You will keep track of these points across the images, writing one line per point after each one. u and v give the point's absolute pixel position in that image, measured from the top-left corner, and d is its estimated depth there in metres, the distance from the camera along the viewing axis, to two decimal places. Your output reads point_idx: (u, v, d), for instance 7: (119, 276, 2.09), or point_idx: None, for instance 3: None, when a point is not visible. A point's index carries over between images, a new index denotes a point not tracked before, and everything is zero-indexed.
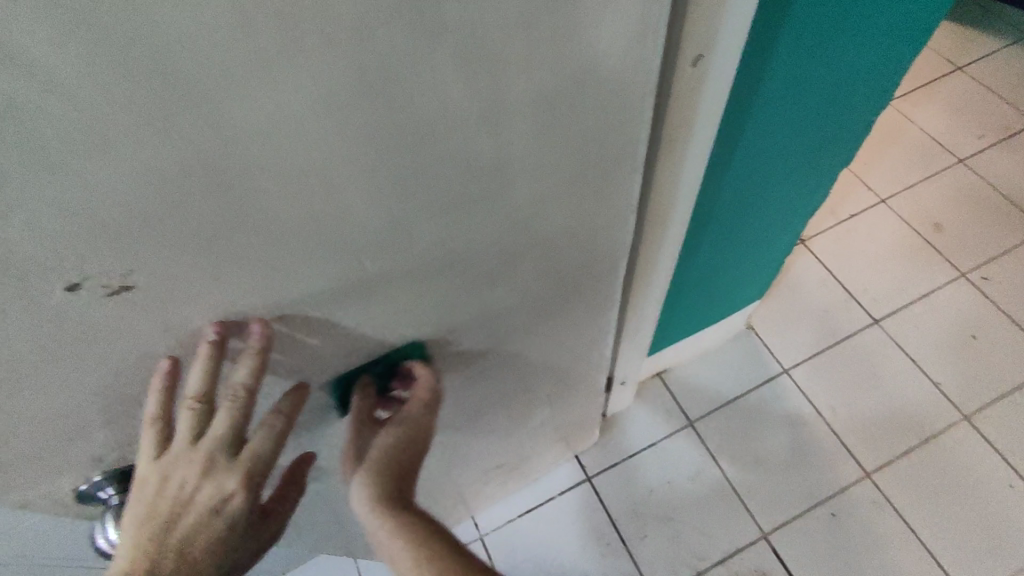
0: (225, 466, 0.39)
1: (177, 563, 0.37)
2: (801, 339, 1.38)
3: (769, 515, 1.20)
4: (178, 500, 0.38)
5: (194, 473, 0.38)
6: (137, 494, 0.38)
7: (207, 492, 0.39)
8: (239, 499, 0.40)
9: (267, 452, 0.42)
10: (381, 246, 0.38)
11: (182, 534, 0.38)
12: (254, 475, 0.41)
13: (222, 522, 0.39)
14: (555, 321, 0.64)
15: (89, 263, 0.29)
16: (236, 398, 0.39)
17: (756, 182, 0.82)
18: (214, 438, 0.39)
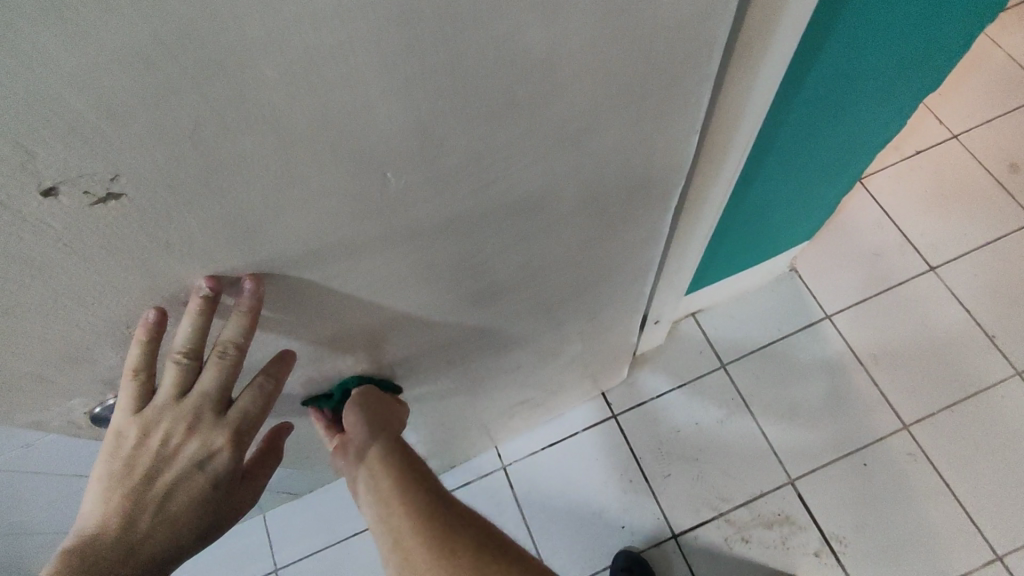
0: (209, 424, 0.40)
1: (159, 513, 0.40)
2: (848, 283, 1.31)
3: (797, 461, 1.18)
4: (161, 453, 0.39)
5: (179, 429, 0.39)
6: (118, 442, 0.39)
7: (190, 447, 0.40)
8: (224, 455, 0.41)
9: (255, 412, 0.42)
10: (409, 160, 0.32)
11: (164, 485, 0.40)
12: (241, 432, 0.42)
13: (206, 474, 0.41)
14: (595, 252, 0.59)
15: (68, 166, 0.23)
16: (225, 355, 0.38)
17: (828, 107, 0.73)
18: (199, 397, 0.39)
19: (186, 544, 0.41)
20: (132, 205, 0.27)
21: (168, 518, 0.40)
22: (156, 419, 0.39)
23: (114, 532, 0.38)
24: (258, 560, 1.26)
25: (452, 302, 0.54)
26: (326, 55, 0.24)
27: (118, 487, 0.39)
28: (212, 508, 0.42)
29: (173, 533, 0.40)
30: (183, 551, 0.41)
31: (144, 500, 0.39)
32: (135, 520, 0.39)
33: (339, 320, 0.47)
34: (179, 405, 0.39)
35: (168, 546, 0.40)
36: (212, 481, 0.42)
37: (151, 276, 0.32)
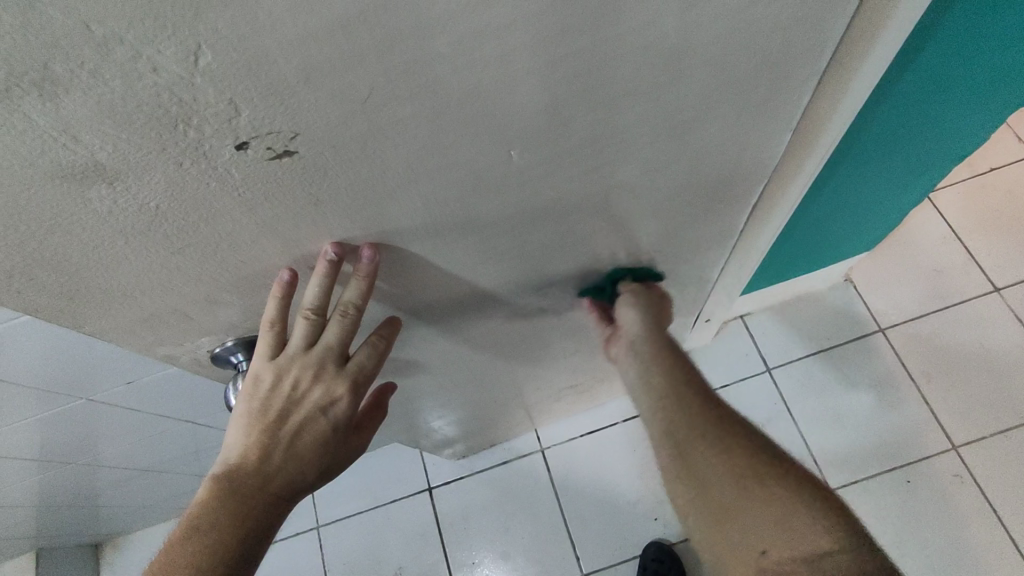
0: (331, 376, 0.47)
1: (290, 447, 0.48)
2: (906, 298, 1.29)
3: (839, 472, 1.19)
4: (291, 397, 0.47)
5: (307, 377, 0.46)
6: (255, 385, 0.46)
7: (314, 395, 0.47)
8: (343, 403, 0.49)
9: (369, 367, 0.49)
10: (534, 135, 0.35)
11: (292, 425, 0.48)
12: (357, 383, 0.49)
13: (327, 416, 0.49)
14: (672, 243, 0.61)
15: (261, 121, 0.27)
16: (345, 315, 0.43)
17: (911, 119, 0.73)
18: (324, 350, 0.45)
19: (310, 471, 0.50)
20: (300, 161, 0.30)
21: (298, 450, 0.49)
22: (287, 367, 0.45)
23: (255, 461, 0.47)
24: (302, 515, 1.34)
25: (534, 280, 0.56)
26: (490, 35, 0.27)
27: (256, 424, 0.47)
28: (330, 444, 0.51)
29: (300, 463, 0.49)
30: (308, 477, 0.50)
31: (277, 436, 0.48)
32: (270, 452, 0.48)
33: (433, 287, 0.50)
34: (307, 356, 0.45)
35: (297, 472, 0.49)
36: (331, 423, 0.49)
37: (295, 231, 0.35)
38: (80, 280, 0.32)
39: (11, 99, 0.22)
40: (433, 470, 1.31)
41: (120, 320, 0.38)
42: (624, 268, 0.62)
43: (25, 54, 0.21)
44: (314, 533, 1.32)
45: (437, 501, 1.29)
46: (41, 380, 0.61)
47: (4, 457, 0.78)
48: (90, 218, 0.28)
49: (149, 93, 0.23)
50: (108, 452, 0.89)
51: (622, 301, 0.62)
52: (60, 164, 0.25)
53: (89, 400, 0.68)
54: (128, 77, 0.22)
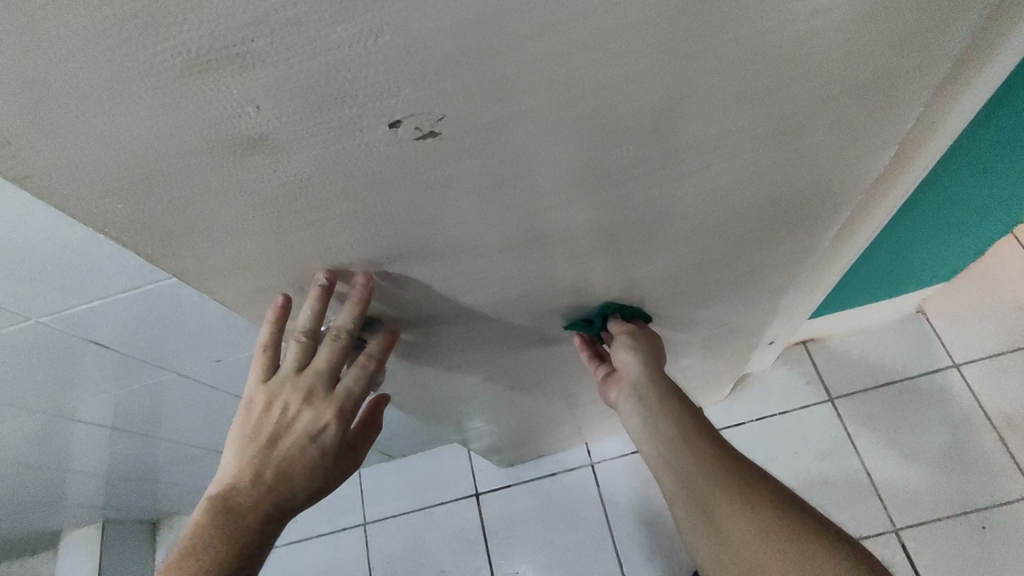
0: (319, 399, 0.51)
1: (280, 468, 0.53)
2: (983, 334, 1.25)
3: (905, 511, 1.15)
4: (281, 419, 0.52)
5: (297, 398, 0.51)
6: (251, 406, 0.52)
7: (303, 418, 0.52)
8: (331, 425, 0.53)
9: (358, 390, 0.52)
10: (653, 131, 0.36)
11: (283, 446, 0.53)
12: (344, 406, 0.52)
13: (317, 438, 0.53)
14: (756, 256, 0.61)
15: (415, 101, 0.28)
16: (336, 338, 0.47)
17: (1011, 148, 0.71)
18: (313, 374, 0.49)
19: (300, 494, 0.55)
20: (440, 142, 0.31)
21: (288, 472, 0.53)
22: (280, 387, 0.50)
23: (248, 480, 0.52)
24: (349, 510, 1.36)
25: (616, 284, 0.57)
26: (631, 30, 0.28)
27: (252, 443, 0.53)
28: (320, 465, 0.55)
29: (289, 486, 0.54)
30: (296, 500, 0.55)
31: (268, 457, 0.53)
32: (261, 472, 0.53)
33: (521, 282, 0.51)
34: (299, 379, 0.50)
35: (286, 493, 0.54)
36: (321, 444, 0.54)
37: (413, 217, 0.37)
38: (221, 249, 0.35)
39: (209, 68, 0.24)
40: (481, 475, 1.32)
41: (242, 289, 0.40)
42: (703, 279, 0.62)
43: (232, 28, 0.23)
44: (359, 530, 1.34)
45: (483, 507, 1.29)
46: (142, 351, 0.65)
47: (90, 423, 0.83)
48: (245, 189, 0.31)
49: (322, 71, 0.25)
50: (184, 426, 0.94)
51: (619, 342, 0.63)
52: (234, 132, 0.27)
53: (177, 375, 0.73)
54: (313, 52, 0.25)
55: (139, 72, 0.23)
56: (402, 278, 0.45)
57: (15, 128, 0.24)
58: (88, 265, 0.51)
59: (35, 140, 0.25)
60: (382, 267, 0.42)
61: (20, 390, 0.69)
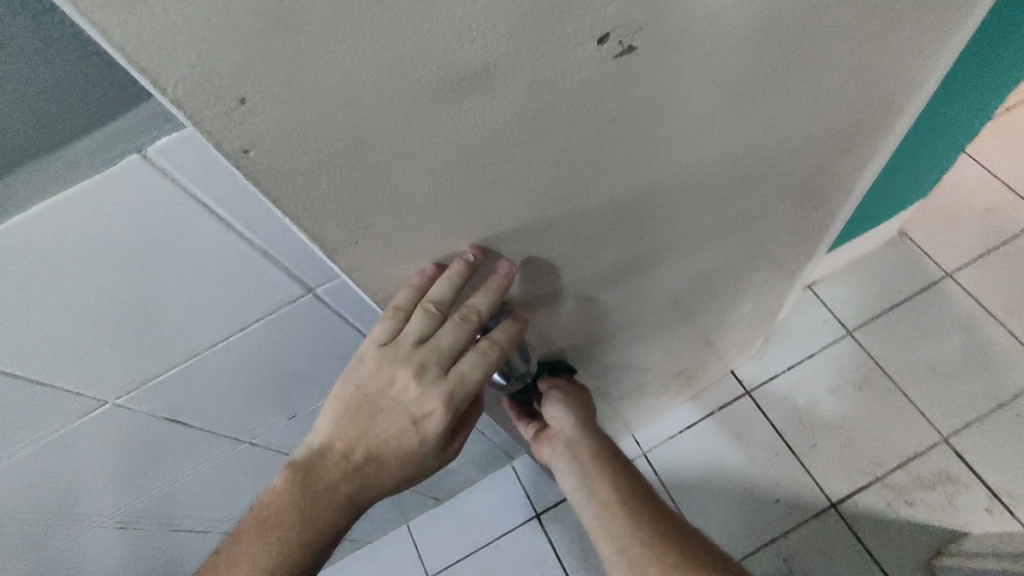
0: (428, 382, 0.42)
1: (372, 450, 0.44)
2: (965, 242, 1.34)
3: (948, 419, 1.18)
4: (385, 395, 0.42)
5: (406, 375, 0.41)
6: (355, 372, 0.43)
7: (406, 399, 0.42)
8: (436, 416, 0.43)
9: (474, 379, 0.43)
10: (799, 27, 0.35)
11: (381, 425, 0.44)
12: (453, 397, 0.42)
13: (417, 427, 0.44)
14: (822, 178, 0.62)
15: (629, 7, 0.27)
16: (467, 317, 0.41)
17: (993, 47, 0.77)
18: (430, 349, 0.40)
19: (383, 483, 0.46)
20: (631, 59, 0.30)
21: (377, 457, 0.44)
22: (391, 360, 0.41)
23: (335, 455, 0.44)
24: (408, 568, 1.26)
25: (708, 227, 0.56)
26: None
27: (345, 414, 0.44)
28: (413, 458, 0.46)
29: (376, 471, 0.45)
30: (379, 488, 0.46)
31: (360, 436, 0.44)
32: (350, 449, 0.44)
33: (634, 238, 0.49)
34: (413, 353, 0.40)
35: (371, 478, 0.45)
36: (419, 435, 0.44)
37: (579, 161, 0.35)
38: (389, 224, 0.31)
39: None
40: (536, 494, 1.26)
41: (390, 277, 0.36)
42: (775, 212, 0.63)
43: None
44: None
45: (547, 526, 1.23)
46: (218, 421, 0.57)
47: (141, 534, 0.71)
48: (447, 140, 0.28)
49: None
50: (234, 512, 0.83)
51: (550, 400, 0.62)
52: (461, 60, 0.24)
53: (249, 445, 0.63)
54: None
55: None
56: (537, 247, 0.42)
57: (254, 73, 0.20)
58: (217, 286, 0.42)
59: (269, 92, 0.21)
60: (524, 234, 0.39)
61: (64, 505, 0.57)
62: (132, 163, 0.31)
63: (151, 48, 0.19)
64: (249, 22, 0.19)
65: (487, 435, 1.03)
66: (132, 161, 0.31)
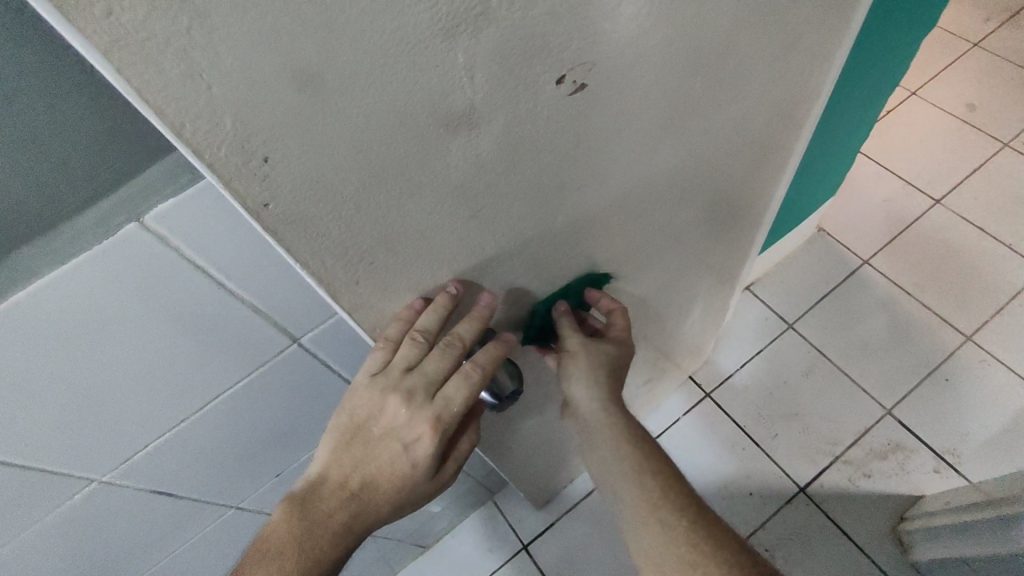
0: (416, 409, 0.43)
1: (366, 478, 0.45)
2: (873, 231, 1.48)
3: (888, 393, 1.28)
4: (376, 423, 0.44)
5: (395, 403, 0.43)
6: (348, 403, 0.44)
7: (396, 426, 0.43)
8: (425, 440, 0.44)
9: (459, 403, 0.44)
10: (717, 56, 0.41)
11: (373, 451, 0.45)
12: (440, 422, 0.44)
13: (408, 452, 0.45)
14: (748, 185, 0.69)
15: (580, 51, 0.31)
16: (451, 344, 0.42)
17: (870, 60, 0.89)
18: (416, 377, 0.42)
19: (379, 510, 0.47)
20: (584, 95, 0.34)
21: (370, 486, 0.45)
22: (380, 388, 0.42)
23: (329, 486, 0.45)
24: None
25: (658, 238, 0.61)
26: None
27: (339, 444, 0.45)
28: (406, 484, 0.46)
29: (370, 500, 0.46)
30: (375, 515, 0.47)
31: (353, 465, 0.45)
32: (344, 480, 0.45)
33: (596, 255, 0.53)
34: (401, 381, 0.42)
35: (366, 507, 0.46)
36: (411, 460, 0.45)
37: (547, 189, 0.39)
38: (384, 258, 0.34)
39: (451, 35, 0.25)
40: (521, 525, 1.24)
41: (383, 309, 0.39)
42: (713, 219, 0.69)
43: None
44: None
45: (536, 555, 1.20)
46: (207, 488, 0.56)
47: None
48: (435, 177, 0.31)
49: (528, 27, 0.28)
50: None
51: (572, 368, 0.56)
52: (447, 107, 0.28)
53: (238, 510, 0.62)
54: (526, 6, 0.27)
55: (396, 48, 0.24)
56: (513, 270, 0.45)
57: (275, 132, 0.24)
58: (209, 345, 0.43)
59: (289, 150, 0.25)
60: (502, 259, 0.42)
61: None
62: (131, 232, 0.34)
63: (195, 121, 0.22)
64: (277, 92, 0.22)
65: (469, 471, 1.04)
66: (131, 230, 0.34)
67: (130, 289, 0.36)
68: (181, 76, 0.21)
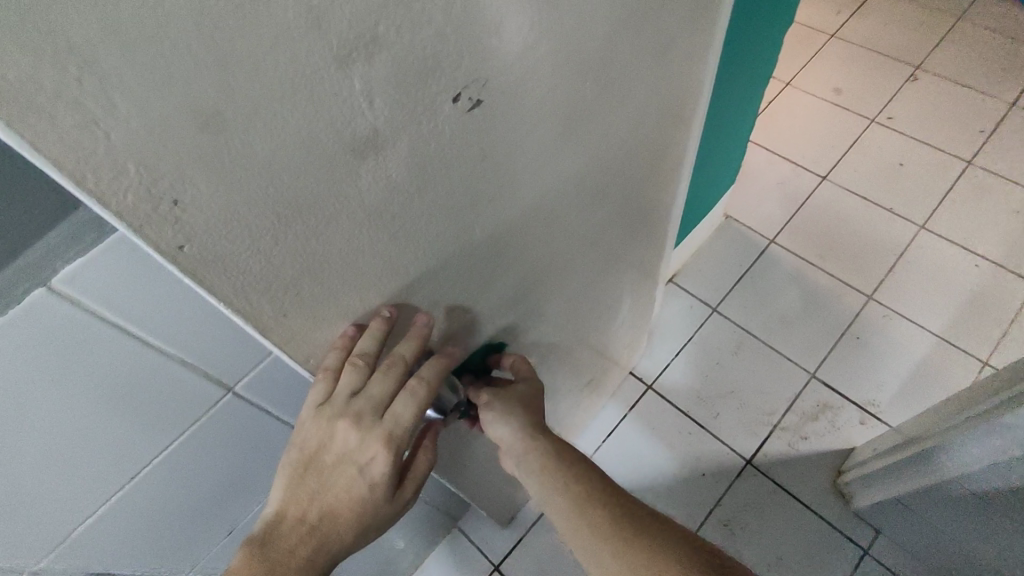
0: (367, 430, 0.43)
1: (325, 509, 0.45)
2: (774, 212, 1.60)
3: (810, 358, 1.38)
4: (328, 451, 0.44)
5: (345, 428, 0.43)
6: (298, 436, 0.44)
7: (349, 451, 0.44)
8: (379, 460, 0.44)
9: (409, 419, 0.44)
10: (600, 64, 0.45)
11: (329, 480, 0.45)
12: (393, 440, 0.44)
13: (364, 475, 0.45)
14: (652, 181, 0.74)
15: (471, 70, 0.33)
16: (393, 363, 0.43)
17: (742, 57, 0.97)
18: (363, 400, 0.43)
19: (342, 540, 0.46)
20: (481, 111, 0.36)
21: (330, 516, 0.45)
22: (328, 416, 0.43)
23: (287, 525, 0.44)
24: None
25: (576, 240, 0.64)
26: None
27: (294, 479, 0.44)
28: (367, 508, 0.46)
29: (331, 530, 0.45)
30: (338, 546, 0.46)
31: (310, 498, 0.44)
32: (302, 515, 0.44)
33: (519, 263, 0.55)
34: (348, 406, 0.43)
35: (329, 539, 0.45)
36: (368, 482, 0.45)
37: (461, 205, 0.41)
38: (308, 289, 0.34)
39: (345, 65, 0.27)
40: (489, 548, 1.23)
41: (315, 340, 0.39)
42: (625, 217, 0.73)
43: (364, 18, 0.26)
44: None
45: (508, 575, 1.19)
46: (152, 560, 0.53)
47: None
48: (348, 203, 0.32)
49: (418, 52, 0.29)
50: None
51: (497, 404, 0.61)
52: (351, 133, 0.29)
53: None
54: (413, 33, 0.29)
55: (292, 81, 0.25)
56: (440, 287, 0.46)
57: (181, 173, 0.24)
58: (138, 405, 0.42)
59: (198, 190, 0.25)
60: (428, 278, 0.44)
61: None
62: (38, 297, 0.33)
63: (96, 170, 0.22)
64: (180, 135, 0.23)
65: (429, 501, 1.02)
66: (36, 296, 0.33)
67: (43, 355, 0.35)
68: (79, 126, 0.21)
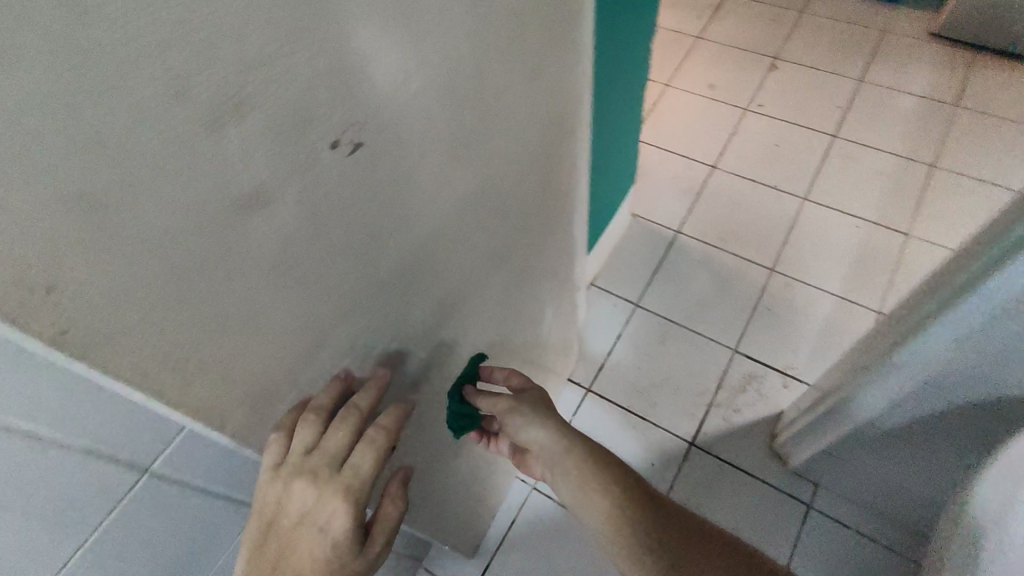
0: (324, 485, 0.46)
1: None
2: (674, 205, 1.70)
3: (729, 335, 1.47)
4: (288, 513, 0.46)
5: (302, 487, 0.45)
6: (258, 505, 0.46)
7: (308, 509, 0.46)
8: (339, 514, 0.47)
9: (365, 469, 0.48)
10: (475, 93, 0.47)
11: (291, 545, 0.46)
12: (351, 491, 0.47)
13: (326, 533, 0.47)
14: (550, 193, 0.77)
15: (346, 115, 0.34)
16: (346, 417, 0.47)
17: (615, 66, 1.04)
18: (318, 455, 0.46)
19: None
20: (364, 153, 0.37)
21: None
22: (285, 478, 0.45)
23: None
24: None
25: (486, 260, 0.66)
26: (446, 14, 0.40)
27: (256, 549, 0.46)
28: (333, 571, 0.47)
29: None
30: None
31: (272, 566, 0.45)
32: None
33: (433, 291, 0.56)
34: (304, 464, 0.46)
35: None
36: (330, 540, 0.47)
37: (361, 244, 0.42)
38: (215, 352, 0.34)
39: (215, 128, 0.27)
40: None
41: (232, 403, 0.38)
42: (530, 230, 0.76)
43: (227, 81, 0.27)
44: None
45: None
46: None
47: None
48: (242, 261, 0.32)
49: (289, 106, 0.30)
50: None
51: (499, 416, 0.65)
52: (233, 193, 0.29)
53: None
54: (281, 90, 0.29)
55: (162, 151, 0.25)
56: (355, 328, 0.46)
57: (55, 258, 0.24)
58: (42, 504, 0.40)
59: (78, 274, 0.25)
60: (340, 321, 0.44)
61: None
62: None
63: None
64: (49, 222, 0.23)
65: None
66: None
67: None
68: None
